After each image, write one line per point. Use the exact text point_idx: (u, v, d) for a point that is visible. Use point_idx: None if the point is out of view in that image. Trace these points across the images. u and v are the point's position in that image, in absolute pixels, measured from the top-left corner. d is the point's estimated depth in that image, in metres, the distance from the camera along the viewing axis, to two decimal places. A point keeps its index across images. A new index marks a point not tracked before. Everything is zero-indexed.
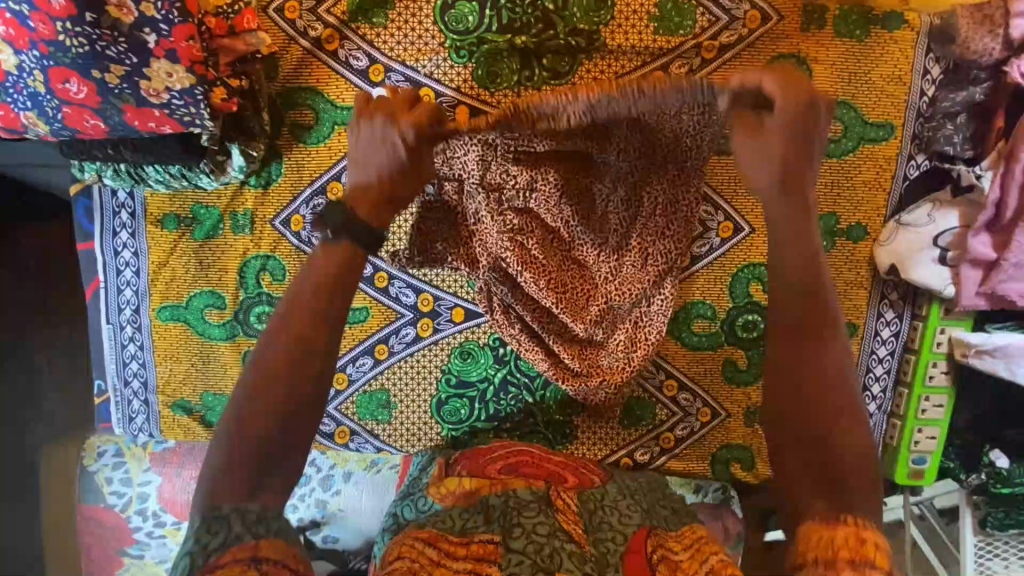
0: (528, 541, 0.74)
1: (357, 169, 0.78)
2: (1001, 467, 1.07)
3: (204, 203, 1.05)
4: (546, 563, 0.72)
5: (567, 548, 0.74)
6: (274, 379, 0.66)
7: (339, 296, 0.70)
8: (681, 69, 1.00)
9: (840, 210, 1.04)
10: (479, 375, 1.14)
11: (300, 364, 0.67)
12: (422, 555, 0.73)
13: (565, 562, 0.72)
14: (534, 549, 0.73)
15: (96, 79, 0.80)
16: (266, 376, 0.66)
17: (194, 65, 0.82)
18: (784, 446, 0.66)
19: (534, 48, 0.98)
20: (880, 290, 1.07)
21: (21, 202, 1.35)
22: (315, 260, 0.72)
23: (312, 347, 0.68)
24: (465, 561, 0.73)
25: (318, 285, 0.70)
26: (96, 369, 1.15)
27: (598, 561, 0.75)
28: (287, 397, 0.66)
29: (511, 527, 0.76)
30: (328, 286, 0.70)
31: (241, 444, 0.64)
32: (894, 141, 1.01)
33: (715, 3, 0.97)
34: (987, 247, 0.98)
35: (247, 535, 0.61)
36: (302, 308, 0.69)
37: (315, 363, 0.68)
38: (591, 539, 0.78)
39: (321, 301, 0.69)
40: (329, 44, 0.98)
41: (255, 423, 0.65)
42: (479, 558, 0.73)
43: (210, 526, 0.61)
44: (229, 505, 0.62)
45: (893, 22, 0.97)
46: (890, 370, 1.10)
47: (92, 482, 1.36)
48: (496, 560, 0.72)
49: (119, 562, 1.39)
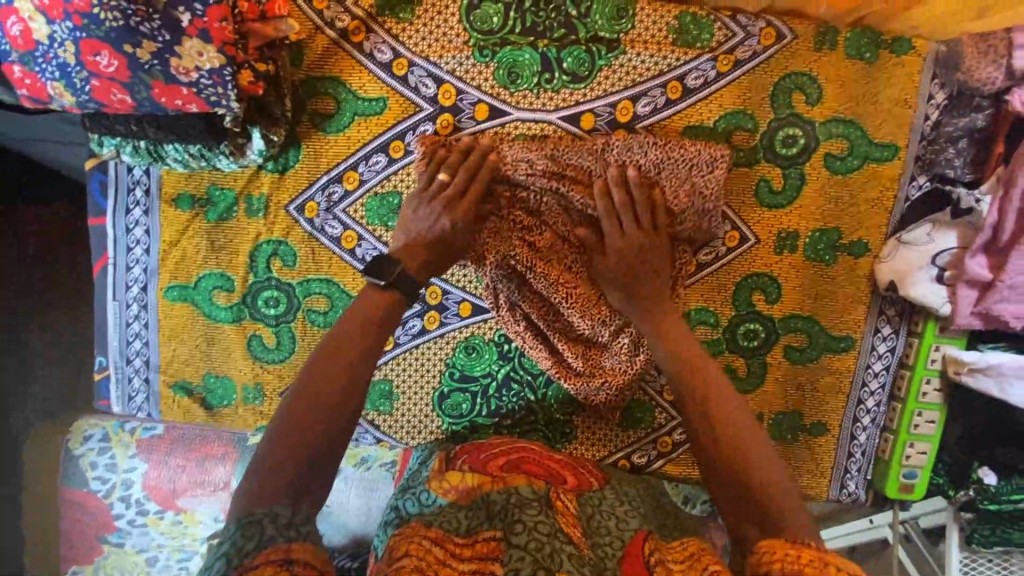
0: (529, 538, 0.74)
1: (405, 235, 0.96)
2: (989, 483, 1.10)
3: (220, 184, 1.06)
4: (547, 561, 0.72)
5: (567, 550, 0.74)
6: (309, 412, 0.77)
7: (374, 345, 0.86)
8: (697, 80, 1.03)
9: (843, 225, 1.07)
10: (483, 370, 1.15)
11: (335, 403, 0.79)
12: (429, 554, 0.73)
13: (566, 562, 0.72)
14: (536, 546, 0.73)
15: (128, 54, 0.81)
16: (302, 408, 0.78)
17: (225, 46, 0.84)
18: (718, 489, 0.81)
19: (555, 52, 1.01)
20: (879, 306, 1.10)
21: (19, 199, 1.37)
22: (352, 316, 0.87)
23: (348, 387, 0.81)
24: (469, 562, 0.74)
25: (360, 335, 0.85)
26: (99, 346, 1.15)
27: (596, 565, 0.75)
28: (319, 431, 0.77)
29: (512, 523, 0.77)
30: (368, 329, 0.86)
31: (277, 471, 0.73)
32: (897, 162, 1.04)
33: (733, 19, 1.01)
34: (984, 268, 1.01)
35: (280, 538, 0.64)
36: (343, 354, 0.83)
37: (351, 402, 0.80)
38: (589, 543, 0.78)
39: (358, 351, 0.84)
40: (354, 35, 1.00)
41: (288, 453, 0.74)
42: (483, 558, 0.75)
43: (246, 531, 0.65)
44: (260, 511, 0.68)
45: (901, 46, 1.00)
46: (884, 386, 1.13)
47: (77, 466, 1.34)
48: (499, 557, 0.74)
49: (99, 550, 1.35)
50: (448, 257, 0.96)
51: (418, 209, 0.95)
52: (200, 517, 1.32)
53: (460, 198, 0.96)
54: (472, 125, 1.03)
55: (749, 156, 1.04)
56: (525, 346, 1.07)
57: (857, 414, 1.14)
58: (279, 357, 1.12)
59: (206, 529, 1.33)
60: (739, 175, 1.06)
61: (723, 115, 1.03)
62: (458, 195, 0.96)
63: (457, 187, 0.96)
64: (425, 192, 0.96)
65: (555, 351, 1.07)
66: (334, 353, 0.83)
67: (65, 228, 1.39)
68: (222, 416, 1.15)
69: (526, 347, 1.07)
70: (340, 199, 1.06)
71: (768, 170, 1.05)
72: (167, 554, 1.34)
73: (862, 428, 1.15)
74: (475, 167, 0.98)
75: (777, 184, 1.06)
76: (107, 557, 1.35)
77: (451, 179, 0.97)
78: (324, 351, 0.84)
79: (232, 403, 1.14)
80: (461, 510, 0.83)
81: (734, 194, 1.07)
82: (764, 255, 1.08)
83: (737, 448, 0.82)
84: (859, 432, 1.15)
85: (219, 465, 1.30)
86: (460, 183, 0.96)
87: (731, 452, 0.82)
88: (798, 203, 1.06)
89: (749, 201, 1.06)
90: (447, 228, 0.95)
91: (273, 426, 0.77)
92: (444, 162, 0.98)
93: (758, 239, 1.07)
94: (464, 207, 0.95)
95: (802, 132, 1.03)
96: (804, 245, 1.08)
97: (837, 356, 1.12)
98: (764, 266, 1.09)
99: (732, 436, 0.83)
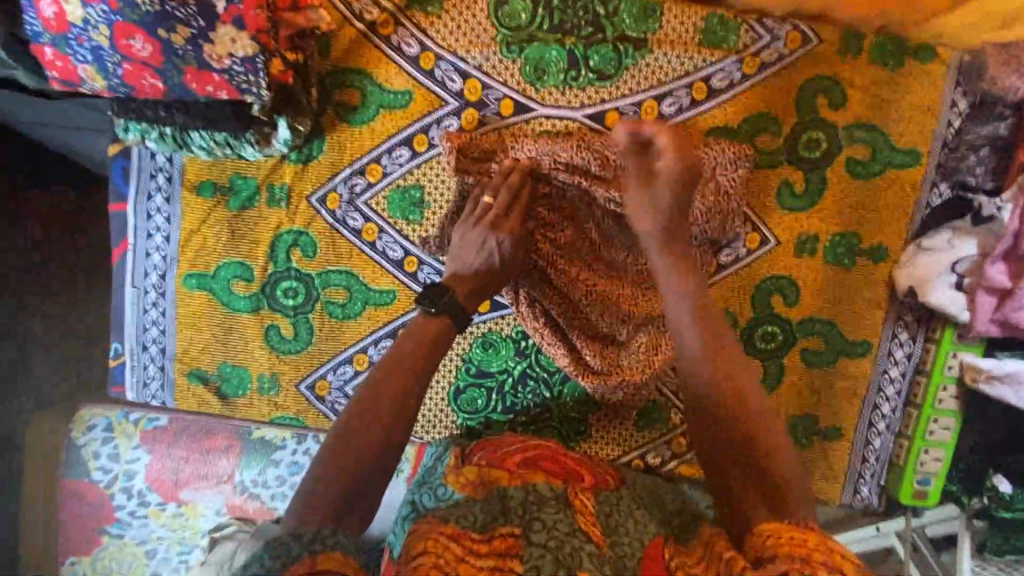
0: (549, 536, 0.74)
1: (455, 264, 0.94)
2: (1004, 491, 1.09)
3: (242, 173, 1.06)
4: (567, 560, 0.71)
5: (586, 549, 0.73)
6: (365, 427, 0.77)
7: (425, 365, 0.84)
8: (722, 82, 1.03)
9: (862, 230, 1.07)
10: (499, 366, 1.14)
11: (389, 417, 0.78)
12: (448, 551, 0.72)
13: (585, 562, 0.72)
14: (555, 545, 0.73)
15: (162, 38, 0.82)
16: (358, 423, 0.77)
17: (259, 34, 0.83)
18: (731, 485, 0.78)
19: (581, 50, 1.01)
20: (896, 311, 1.10)
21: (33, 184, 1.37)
22: (407, 338, 0.86)
23: (399, 409, 0.80)
24: (488, 558, 0.73)
25: (414, 360, 0.84)
26: (115, 332, 1.14)
27: (615, 563, 0.74)
28: (375, 445, 0.76)
29: (531, 521, 0.77)
30: (426, 347, 0.86)
31: (330, 485, 0.72)
32: (919, 168, 1.05)
33: (759, 22, 1.01)
34: (1003, 276, 1.00)
35: (305, 552, 0.63)
36: (393, 375, 0.82)
37: (405, 418, 0.80)
38: (609, 542, 0.78)
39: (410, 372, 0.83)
40: (383, 28, 1.00)
41: (343, 468, 0.74)
42: (503, 554, 0.74)
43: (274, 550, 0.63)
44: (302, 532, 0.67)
45: (926, 54, 1.01)
46: (901, 392, 1.13)
47: (79, 455, 1.33)
48: (518, 553, 0.74)
49: (98, 541, 1.35)
50: (497, 283, 0.94)
51: (465, 234, 0.95)
52: (204, 510, 1.32)
53: (505, 216, 0.95)
54: (497, 120, 1.04)
55: (770, 159, 1.05)
56: (544, 342, 1.07)
57: (872, 419, 1.14)
58: (296, 347, 1.12)
59: (207, 522, 1.33)
60: (761, 177, 1.06)
61: (746, 117, 1.04)
62: (503, 215, 0.95)
63: (503, 206, 0.95)
64: (480, 216, 0.95)
65: (572, 349, 1.07)
66: (386, 373, 0.82)
67: (67, 222, 1.39)
68: (236, 405, 1.15)
69: (546, 343, 1.07)
70: (362, 191, 1.06)
71: (791, 173, 1.06)
72: (167, 546, 1.34)
73: (876, 433, 1.15)
74: (517, 184, 0.98)
75: (799, 187, 1.06)
76: (107, 548, 1.35)
77: (495, 201, 0.96)
78: (380, 371, 0.83)
79: (246, 392, 1.14)
80: (475, 504, 0.83)
81: (755, 197, 1.07)
82: (784, 258, 1.09)
83: (757, 425, 0.80)
84: (873, 437, 1.15)
85: (223, 456, 1.31)
86: (504, 203, 0.95)
87: (754, 425, 0.80)
88: (819, 208, 1.07)
89: (771, 204, 1.07)
90: (493, 251, 0.93)
91: (328, 440, 0.77)
92: (490, 188, 0.98)
93: (779, 242, 1.08)
94: (510, 227, 0.94)
95: (824, 136, 1.04)
96: (824, 248, 1.08)
97: (853, 360, 1.12)
98: (783, 269, 1.09)
99: (753, 410, 0.81)
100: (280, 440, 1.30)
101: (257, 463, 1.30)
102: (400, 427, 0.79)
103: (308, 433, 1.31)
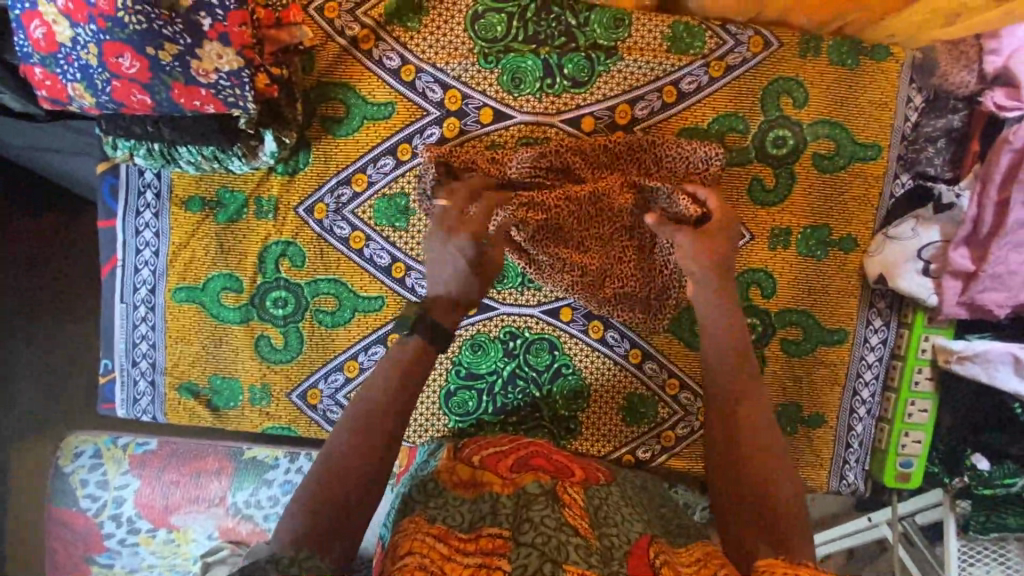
0: (536, 533, 0.73)
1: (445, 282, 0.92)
2: (983, 469, 1.11)
3: (230, 187, 1.08)
4: (553, 554, 0.71)
5: (574, 542, 0.73)
6: (353, 437, 0.80)
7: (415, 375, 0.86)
8: (692, 85, 1.08)
9: (831, 222, 1.12)
10: (489, 367, 1.16)
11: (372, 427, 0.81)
12: (433, 551, 0.74)
13: (572, 554, 0.71)
14: (543, 541, 0.72)
15: (150, 55, 0.85)
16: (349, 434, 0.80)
17: (244, 50, 0.87)
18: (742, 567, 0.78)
19: (556, 58, 1.06)
20: (869, 299, 1.15)
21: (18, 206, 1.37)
22: (397, 347, 0.88)
23: (370, 429, 0.80)
24: (476, 555, 0.73)
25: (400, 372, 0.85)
26: (104, 349, 1.15)
27: (603, 554, 0.74)
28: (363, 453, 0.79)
29: (520, 522, 0.75)
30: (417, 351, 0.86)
31: (322, 495, 0.75)
32: (880, 161, 1.10)
33: (723, 28, 1.06)
34: (965, 260, 1.05)
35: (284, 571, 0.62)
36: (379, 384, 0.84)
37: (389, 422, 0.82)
38: (596, 533, 0.78)
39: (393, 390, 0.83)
40: (365, 43, 1.04)
41: (334, 479, 0.76)
42: (490, 552, 0.73)
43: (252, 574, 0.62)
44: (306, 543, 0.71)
45: (881, 52, 1.07)
46: (878, 376, 1.17)
47: (65, 484, 1.30)
48: (506, 553, 0.73)
49: (86, 571, 1.32)
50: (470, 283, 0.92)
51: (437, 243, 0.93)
52: (194, 535, 1.31)
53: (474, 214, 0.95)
54: (477, 128, 1.08)
55: (741, 157, 1.10)
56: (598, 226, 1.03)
57: (853, 405, 1.18)
58: (285, 357, 1.13)
59: (198, 548, 1.32)
60: (732, 175, 1.10)
61: (716, 118, 1.09)
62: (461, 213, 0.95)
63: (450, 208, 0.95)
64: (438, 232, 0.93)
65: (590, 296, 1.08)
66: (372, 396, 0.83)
67: (58, 243, 1.39)
68: (228, 417, 1.16)
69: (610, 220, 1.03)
70: (348, 201, 1.09)
71: (761, 170, 1.10)
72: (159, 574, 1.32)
73: (858, 419, 1.18)
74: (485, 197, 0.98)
75: (769, 183, 1.11)
76: None
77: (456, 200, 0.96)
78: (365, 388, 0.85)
79: (238, 404, 1.15)
80: (464, 503, 0.84)
81: (730, 194, 1.11)
82: (758, 252, 1.12)
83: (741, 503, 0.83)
84: (855, 422, 1.18)
85: (214, 479, 1.31)
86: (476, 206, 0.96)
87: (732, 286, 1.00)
88: (789, 201, 1.11)
89: (742, 200, 1.11)
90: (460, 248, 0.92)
91: (326, 447, 0.80)
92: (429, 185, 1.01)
93: (753, 237, 1.12)
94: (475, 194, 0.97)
95: (790, 134, 1.09)
96: (796, 240, 1.13)
97: (831, 348, 1.16)
98: (758, 261, 1.13)
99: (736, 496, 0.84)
100: (273, 459, 1.33)
101: (250, 484, 1.31)
102: (383, 429, 0.81)
103: (300, 451, 1.34)
